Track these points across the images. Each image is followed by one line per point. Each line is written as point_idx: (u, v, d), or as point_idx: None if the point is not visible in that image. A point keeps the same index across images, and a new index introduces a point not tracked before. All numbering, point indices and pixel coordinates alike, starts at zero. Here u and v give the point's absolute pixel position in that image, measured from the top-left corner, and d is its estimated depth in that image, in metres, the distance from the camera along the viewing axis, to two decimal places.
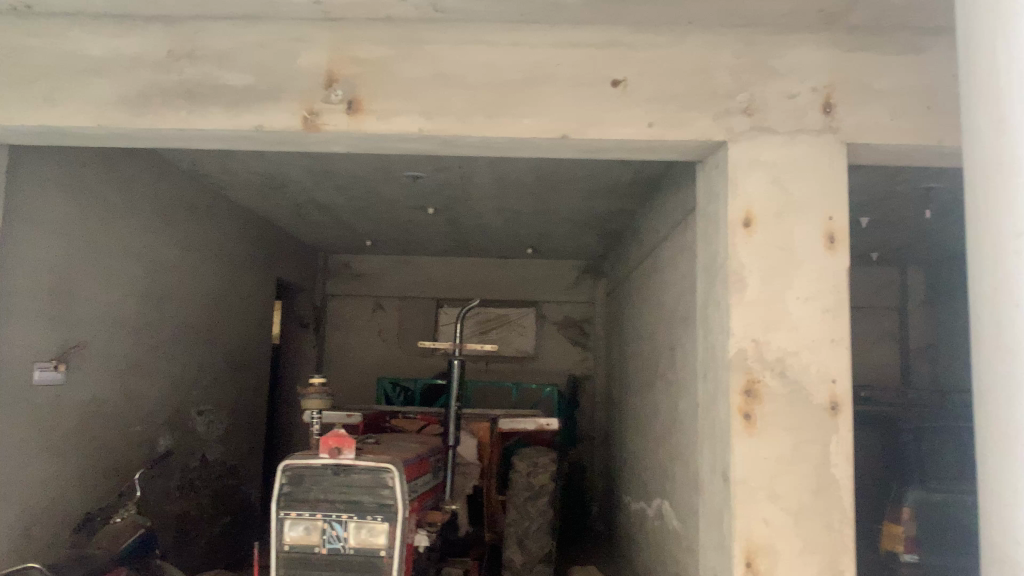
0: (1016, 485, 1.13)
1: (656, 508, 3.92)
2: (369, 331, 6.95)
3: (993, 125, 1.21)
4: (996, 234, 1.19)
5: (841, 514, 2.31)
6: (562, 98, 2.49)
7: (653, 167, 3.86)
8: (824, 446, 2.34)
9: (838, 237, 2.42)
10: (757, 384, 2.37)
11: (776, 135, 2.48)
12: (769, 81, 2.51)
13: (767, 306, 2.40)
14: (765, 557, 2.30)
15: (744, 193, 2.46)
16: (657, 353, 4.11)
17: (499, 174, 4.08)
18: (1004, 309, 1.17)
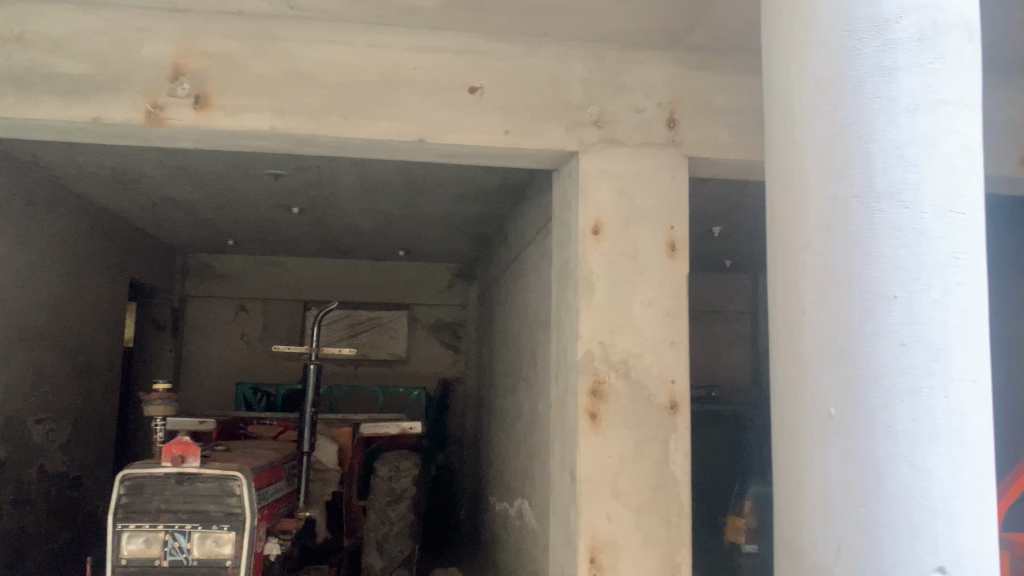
0: (800, 478, 1.20)
1: (517, 508, 3.99)
2: (231, 334, 6.73)
3: (782, 145, 1.31)
4: (788, 241, 1.27)
5: (678, 509, 2.43)
6: (418, 102, 2.50)
7: (517, 173, 3.93)
8: (664, 443, 2.46)
9: (679, 245, 2.56)
10: (602, 385, 2.46)
11: (624, 147, 2.59)
12: (618, 95, 2.61)
13: (614, 310, 2.49)
14: (608, 553, 2.38)
15: (593, 201, 2.54)
16: (522, 356, 4.17)
17: (365, 175, 4.04)
18: (786, 315, 1.26)
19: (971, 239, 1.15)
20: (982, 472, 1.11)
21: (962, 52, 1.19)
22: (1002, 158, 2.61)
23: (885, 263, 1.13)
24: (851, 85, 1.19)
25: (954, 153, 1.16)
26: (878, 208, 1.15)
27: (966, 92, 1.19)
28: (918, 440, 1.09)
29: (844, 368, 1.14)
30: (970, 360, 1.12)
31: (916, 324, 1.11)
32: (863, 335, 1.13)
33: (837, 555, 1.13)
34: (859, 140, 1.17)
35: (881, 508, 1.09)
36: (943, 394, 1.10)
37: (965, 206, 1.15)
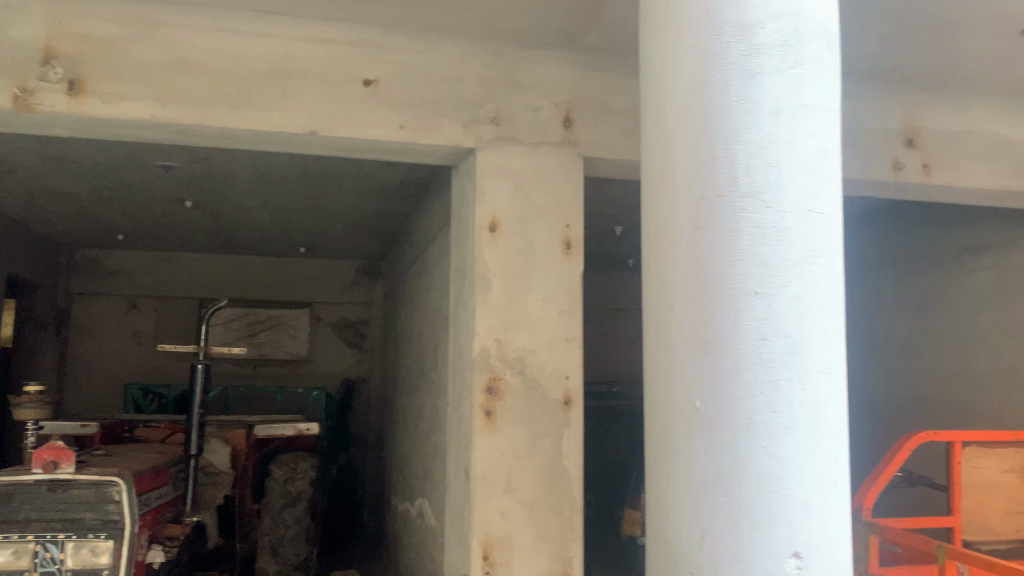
0: (668, 469, 1.23)
1: (418, 507, 3.96)
2: (121, 333, 6.43)
3: (656, 146, 1.33)
4: (661, 239, 1.30)
5: (571, 503, 2.46)
6: (310, 95, 2.44)
7: (419, 170, 3.89)
8: (557, 439, 2.48)
9: (574, 243, 2.59)
10: (498, 381, 2.46)
11: (520, 145, 2.60)
12: (514, 93, 2.62)
13: (510, 307, 2.50)
14: (501, 549, 2.39)
15: (489, 198, 2.54)
16: (424, 355, 4.14)
17: (261, 169, 3.92)
18: (658, 312, 1.29)
19: (828, 239, 1.20)
20: (837, 460, 1.16)
21: (821, 58, 1.24)
22: (874, 162, 2.76)
23: (747, 260, 1.17)
24: (718, 88, 1.23)
25: (813, 155, 1.21)
26: (742, 207, 1.19)
27: (825, 98, 1.24)
28: (777, 431, 1.13)
29: (709, 362, 1.18)
30: (824, 353, 1.17)
31: (776, 320, 1.16)
32: (726, 330, 1.17)
33: (701, 545, 1.16)
34: (724, 141, 1.21)
35: (742, 498, 1.13)
36: (799, 385, 1.15)
37: (822, 206, 1.21)
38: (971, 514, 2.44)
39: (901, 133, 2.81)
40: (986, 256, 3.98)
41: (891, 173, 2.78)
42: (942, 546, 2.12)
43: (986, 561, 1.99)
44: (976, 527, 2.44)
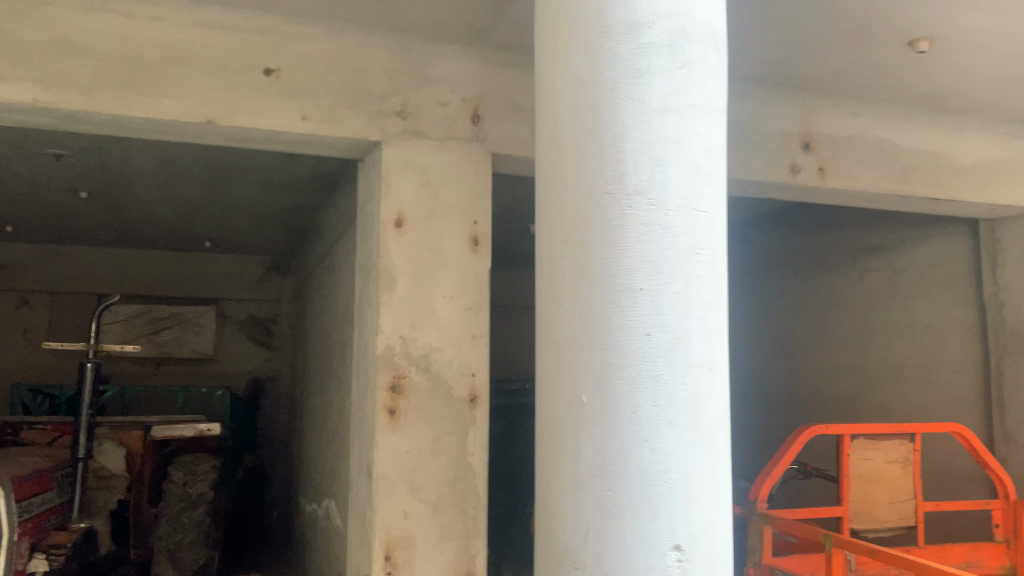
0: (555, 465, 1.23)
1: (325, 508, 3.88)
2: (11, 331, 6.09)
3: (548, 142, 1.33)
4: (551, 235, 1.30)
5: (475, 501, 2.45)
6: (207, 82, 2.35)
7: (328, 164, 3.82)
8: (462, 436, 2.46)
9: (481, 240, 2.58)
10: (402, 379, 2.42)
11: (427, 140, 2.57)
12: (421, 87, 2.59)
13: (415, 304, 2.46)
14: (403, 549, 2.35)
15: (395, 193, 2.50)
16: (332, 353, 4.06)
17: (161, 159, 3.77)
18: (548, 308, 1.29)
19: (711, 237, 1.23)
20: (717, 452, 1.19)
21: (707, 60, 1.26)
22: (773, 164, 2.85)
23: (633, 257, 1.18)
24: (608, 86, 1.23)
25: (698, 154, 1.23)
26: (628, 204, 1.20)
27: (710, 98, 1.26)
28: (659, 425, 1.15)
29: (595, 358, 1.19)
30: (707, 348, 1.19)
31: (659, 315, 1.17)
32: (611, 327, 1.18)
33: (585, 539, 1.16)
34: (612, 139, 1.22)
35: (625, 491, 1.14)
36: (681, 380, 1.16)
37: (706, 204, 1.23)
38: (858, 503, 2.54)
39: (799, 138, 2.90)
40: (878, 257, 4.15)
41: (788, 176, 2.87)
42: (830, 535, 2.18)
43: (869, 549, 2.06)
44: (863, 515, 2.54)
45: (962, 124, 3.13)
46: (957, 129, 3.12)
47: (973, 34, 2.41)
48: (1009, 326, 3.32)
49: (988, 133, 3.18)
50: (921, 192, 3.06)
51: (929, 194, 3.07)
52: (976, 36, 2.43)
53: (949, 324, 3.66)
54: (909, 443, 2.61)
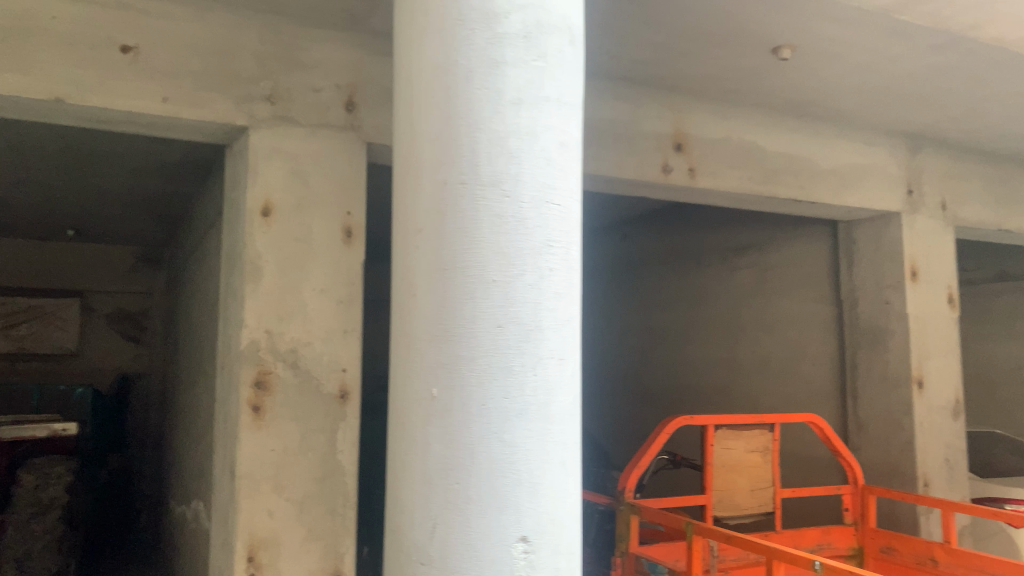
0: (405, 459, 1.20)
1: (193, 510, 3.71)
2: None
3: (403, 130, 1.30)
4: (405, 225, 1.27)
5: (344, 499, 2.40)
6: (55, 56, 2.19)
7: (199, 150, 3.65)
8: (331, 433, 2.40)
9: (354, 232, 2.52)
10: (268, 375, 2.33)
11: (298, 127, 2.48)
12: (293, 72, 2.50)
13: (283, 297, 2.38)
14: (266, 550, 2.27)
15: (263, 181, 2.41)
16: (202, 348, 3.89)
17: (12, 139, 3.50)
18: (401, 299, 1.26)
19: (564, 229, 1.23)
20: (566, 443, 1.20)
21: (562, 54, 1.26)
22: (646, 164, 2.92)
23: (485, 248, 1.17)
24: (463, 74, 1.21)
25: (552, 148, 1.23)
26: (481, 195, 1.18)
27: (565, 92, 1.26)
28: (509, 417, 1.14)
29: (445, 350, 1.17)
30: (559, 340, 1.20)
31: (511, 307, 1.17)
32: (462, 318, 1.16)
33: (432, 534, 1.14)
34: (467, 129, 1.20)
35: (473, 484, 1.13)
36: (532, 371, 1.16)
37: (560, 197, 1.23)
38: (721, 492, 2.63)
39: (671, 138, 2.99)
40: (747, 256, 4.34)
41: (660, 175, 2.95)
42: (691, 523, 2.24)
43: (726, 536, 2.12)
44: (726, 503, 2.63)
45: (822, 130, 3.30)
46: (818, 135, 3.29)
47: (829, 44, 2.54)
48: (862, 322, 3.52)
49: (847, 139, 3.35)
50: (785, 193, 3.19)
51: (793, 196, 3.21)
52: (833, 47, 2.56)
53: (809, 319, 3.87)
54: (768, 433, 2.74)
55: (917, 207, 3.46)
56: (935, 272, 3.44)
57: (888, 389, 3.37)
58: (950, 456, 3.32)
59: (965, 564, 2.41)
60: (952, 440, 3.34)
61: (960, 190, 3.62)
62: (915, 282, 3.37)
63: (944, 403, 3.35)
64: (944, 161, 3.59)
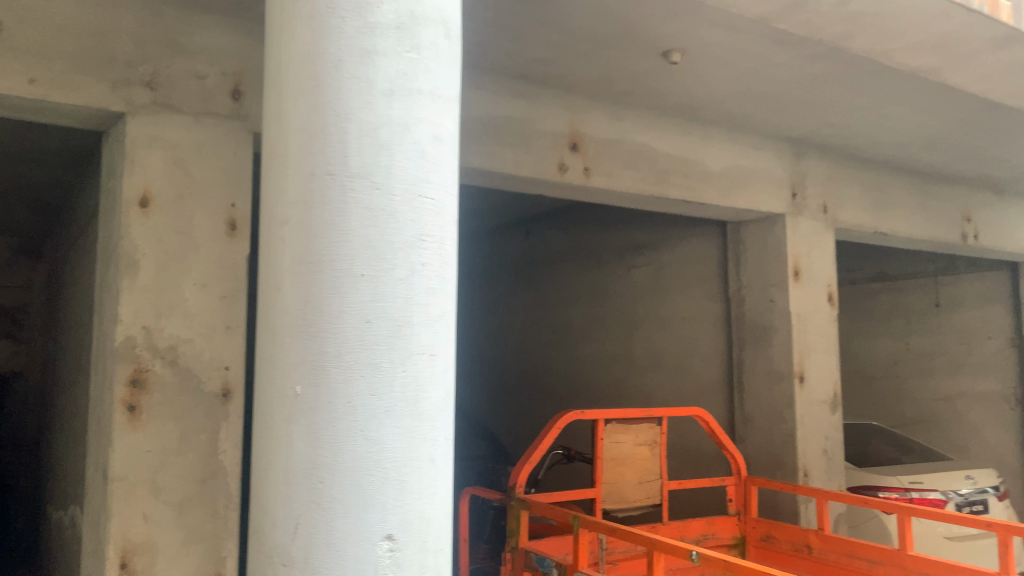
0: (269, 457, 1.17)
1: (71, 515, 3.52)
2: None
3: (273, 119, 1.26)
4: (272, 217, 1.23)
5: (226, 501, 2.31)
6: None
7: (79, 137, 3.46)
8: (213, 433, 2.32)
9: (239, 224, 2.44)
10: (144, 373, 2.23)
11: (180, 115, 2.38)
12: (175, 57, 2.39)
13: (161, 292, 2.28)
14: (141, 555, 2.17)
15: (141, 170, 2.30)
16: (82, 345, 3.69)
17: None
18: (267, 294, 1.22)
19: (438, 224, 1.20)
20: (436, 441, 1.18)
21: (436, 46, 1.24)
22: (542, 163, 2.94)
23: (353, 242, 1.14)
24: (332, 63, 1.18)
25: (426, 141, 1.20)
26: (350, 186, 1.15)
27: (440, 84, 1.24)
28: (375, 414, 1.12)
29: (310, 346, 1.14)
30: (430, 335, 1.18)
31: (380, 302, 1.14)
32: (329, 313, 1.13)
33: (295, 535, 1.11)
34: (336, 119, 1.17)
35: (337, 483, 1.10)
36: (401, 367, 1.14)
37: (433, 191, 1.20)
38: (611, 485, 2.68)
39: (567, 138, 3.02)
40: (643, 255, 4.45)
41: (556, 174, 2.98)
42: (578, 516, 2.26)
43: (610, 528, 2.16)
44: (615, 495, 2.69)
45: (712, 133, 3.40)
46: (708, 138, 3.39)
47: (716, 50, 2.62)
48: (749, 320, 3.66)
49: (735, 143, 3.47)
50: (676, 194, 3.28)
51: (684, 197, 3.30)
52: (720, 52, 2.64)
53: (702, 316, 3.99)
54: (657, 427, 2.81)
55: (801, 209, 3.61)
56: (816, 272, 3.60)
57: (772, 384, 3.51)
58: (828, 447, 3.48)
59: (837, 550, 2.56)
60: (830, 432, 3.51)
61: (840, 195, 3.80)
62: (798, 281, 3.51)
63: (823, 397, 3.51)
64: (825, 166, 3.76)
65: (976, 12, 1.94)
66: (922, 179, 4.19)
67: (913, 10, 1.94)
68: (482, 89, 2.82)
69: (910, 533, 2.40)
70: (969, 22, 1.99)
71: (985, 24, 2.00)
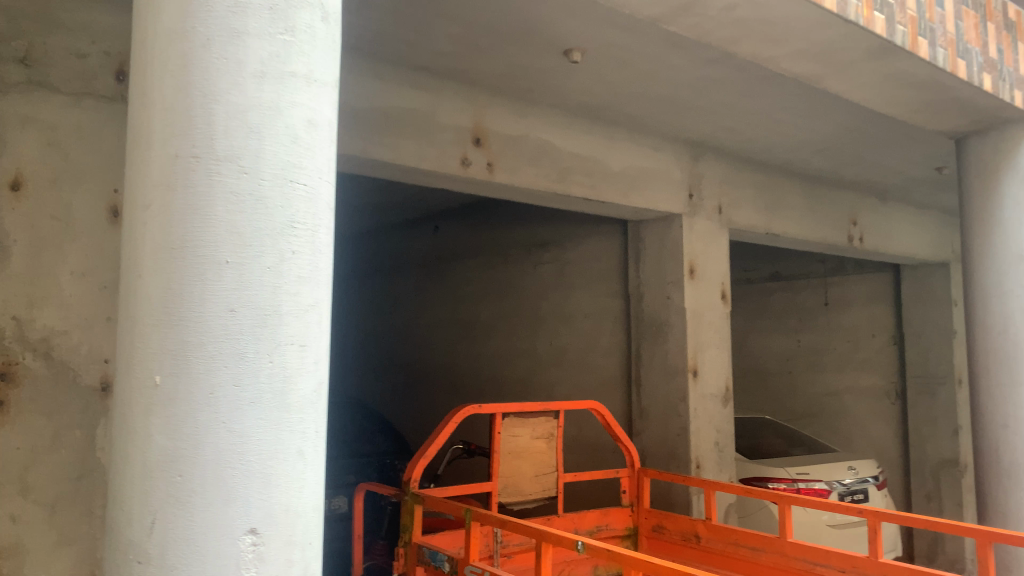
0: (126, 450, 1.12)
1: None
2: None
3: (137, 98, 1.20)
4: (134, 201, 1.18)
5: (104, 499, 2.21)
6: None
7: None
8: (90, 430, 2.21)
9: (122, 211, 2.33)
10: (13, 366, 2.11)
11: (57, 95, 2.26)
12: (53, 33, 2.27)
13: (33, 280, 2.16)
14: (8, 558, 2.05)
15: (12, 152, 2.17)
16: None
17: None
18: (128, 281, 1.17)
19: (310, 211, 1.18)
20: (305, 433, 1.16)
21: (312, 29, 1.21)
22: (445, 157, 2.93)
23: (218, 228, 1.11)
24: (199, 42, 1.14)
25: (299, 126, 1.18)
26: (216, 170, 1.12)
27: (316, 69, 1.21)
28: (239, 406, 1.09)
29: (170, 335, 1.09)
30: (300, 325, 1.15)
31: (245, 290, 1.11)
32: (191, 301, 1.09)
33: (151, 531, 1.07)
34: (202, 100, 1.13)
35: (196, 477, 1.06)
36: (268, 358, 1.11)
37: (306, 177, 1.18)
38: (507, 478, 2.69)
39: (470, 132, 3.01)
40: (549, 251, 4.50)
41: (459, 168, 2.97)
42: (470, 510, 2.26)
43: (501, 521, 2.17)
44: (510, 489, 2.70)
45: (613, 133, 3.47)
46: (609, 138, 3.45)
47: (616, 51, 2.67)
48: (647, 316, 3.74)
49: (636, 144, 3.54)
50: (578, 192, 3.32)
51: (586, 195, 3.34)
52: (619, 53, 2.69)
53: (603, 313, 4.07)
54: (553, 420, 2.84)
55: (697, 210, 3.72)
56: (711, 271, 3.71)
57: (668, 379, 3.60)
58: (720, 440, 3.60)
59: (723, 538, 2.65)
60: (722, 425, 3.63)
61: (735, 197, 3.93)
62: (694, 279, 3.62)
63: (715, 391, 3.62)
64: (722, 168, 3.89)
65: (853, 24, 2.03)
66: (811, 183, 4.38)
67: (796, 18, 2.02)
68: (383, 80, 2.78)
69: (790, 520, 2.50)
70: (846, 32, 2.09)
71: (860, 35, 2.10)
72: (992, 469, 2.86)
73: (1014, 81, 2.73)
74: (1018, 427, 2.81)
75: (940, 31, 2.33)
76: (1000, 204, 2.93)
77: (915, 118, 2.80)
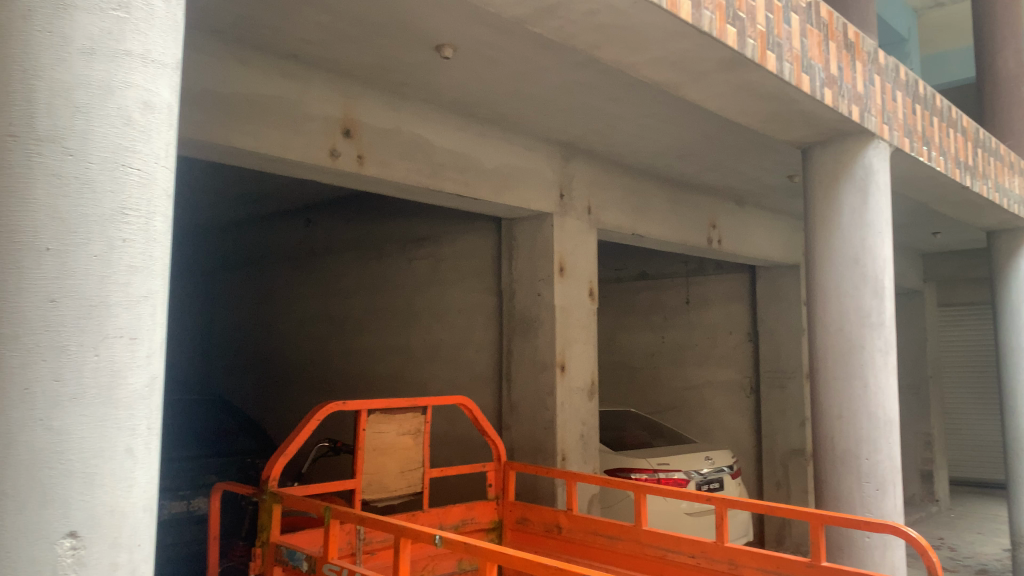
0: None
1: None
2: None
3: None
4: None
5: None
6: None
7: None
8: None
9: None
10: None
11: None
12: None
13: None
14: None
15: None
16: None
17: None
18: None
19: (143, 197, 1.12)
20: (135, 430, 1.10)
21: (149, 7, 1.16)
22: (312, 147, 2.85)
23: (38, 213, 1.03)
24: (19, 13, 1.06)
25: (133, 107, 1.12)
26: (36, 151, 1.04)
27: (153, 49, 1.16)
28: (59, 401, 1.03)
29: None
30: (131, 317, 1.10)
31: (69, 279, 1.04)
32: (6, 290, 1.02)
33: None
34: (21, 75, 1.05)
35: (8, 478, 0.99)
36: (93, 351, 1.05)
37: (140, 161, 1.12)
38: (371, 475, 2.66)
39: (340, 124, 2.96)
40: (423, 248, 4.49)
41: (327, 159, 2.90)
42: (330, 508, 2.22)
43: (360, 517, 2.14)
44: (375, 485, 2.67)
45: (486, 131, 3.50)
46: (482, 136, 3.48)
47: (486, 49, 2.69)
48: (518, 312, 3.79)
49: (508, 143, 3.59)
50: (449, 187, 3.32)
51: (458, 190, 3.35)
52: (489, 51, 2.71)
53: (475, 309, 4.10)
54: (420, 416, 2.83)
55: (568, 210, 3.81)
56: (580, 269, 3.80)
57: (536, 374, 3.67)
58: (585, 433, 3.70)
59: (582, 528, 2.73)
60: (587, 418, 3.73)
61: (604, 197, 4.05)
62: (563, 277, 3.70)
63: (582, 386, 3.72)
64: (591, 170, 3.99)
65: (707, 35, 2.13)
66: (675, 187, 4.57)
67: (654, 27, 2.09)
68: (248, 65, 2.69)
69: (645, 509, 2.60)
70: (700, 43, 2.19)
71: (714, 46, 2.21)
72: (827, 457, 3.08)
73: (852, 97, 2.94)
74: (851, 417, 3.04)
75: (786, 47, 2.48)
76: (840, 211, 3.16)
77: (766, 127, 2.97)
